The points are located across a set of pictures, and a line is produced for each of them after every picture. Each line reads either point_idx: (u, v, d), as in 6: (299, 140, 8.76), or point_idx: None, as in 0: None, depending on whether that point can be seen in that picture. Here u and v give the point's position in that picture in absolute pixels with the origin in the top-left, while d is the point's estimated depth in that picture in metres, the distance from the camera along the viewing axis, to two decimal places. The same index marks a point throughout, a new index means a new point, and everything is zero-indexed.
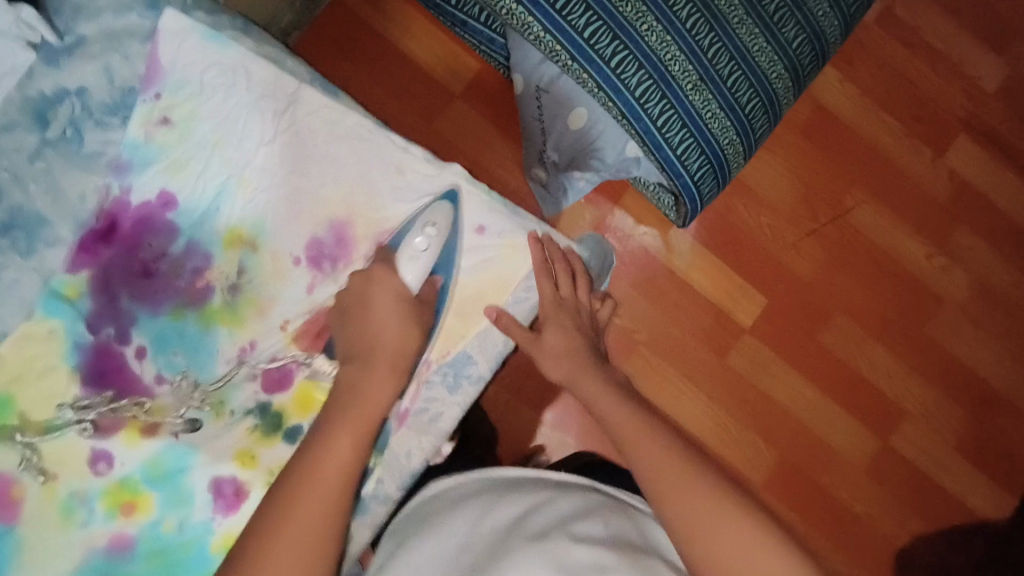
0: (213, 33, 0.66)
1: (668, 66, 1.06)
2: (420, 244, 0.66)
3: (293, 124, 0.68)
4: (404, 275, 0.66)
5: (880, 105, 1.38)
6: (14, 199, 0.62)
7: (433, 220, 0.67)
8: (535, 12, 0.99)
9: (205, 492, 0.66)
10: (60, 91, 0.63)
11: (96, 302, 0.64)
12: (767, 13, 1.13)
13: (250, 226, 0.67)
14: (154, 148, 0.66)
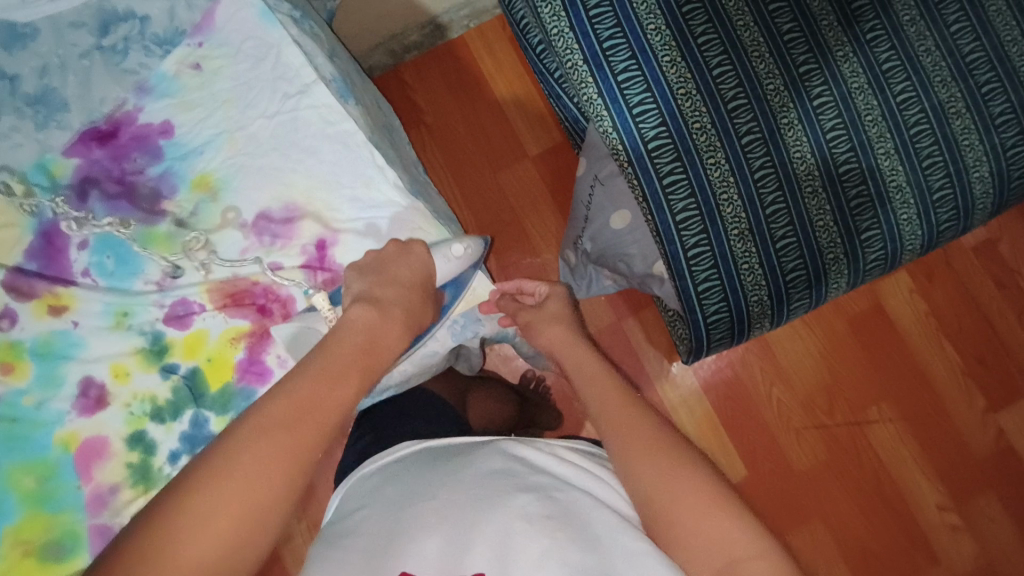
0: (268, 13, 0.74)
1: (720, 204, 1.00)
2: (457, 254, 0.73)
3: (295, 109, 0.75)
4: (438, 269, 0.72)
5: (943, 329, 1.23)
6: (51, 82, 0.73)
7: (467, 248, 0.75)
8: (610, 107, 0.98)
9: (73, 388, 0.71)
10: (128, 13, 0.74)
11: (70, 189, 0.72)
12: (847, 195, 1.03)
13: (218, 177, 0.74)
14: (177, 85, 0.75)
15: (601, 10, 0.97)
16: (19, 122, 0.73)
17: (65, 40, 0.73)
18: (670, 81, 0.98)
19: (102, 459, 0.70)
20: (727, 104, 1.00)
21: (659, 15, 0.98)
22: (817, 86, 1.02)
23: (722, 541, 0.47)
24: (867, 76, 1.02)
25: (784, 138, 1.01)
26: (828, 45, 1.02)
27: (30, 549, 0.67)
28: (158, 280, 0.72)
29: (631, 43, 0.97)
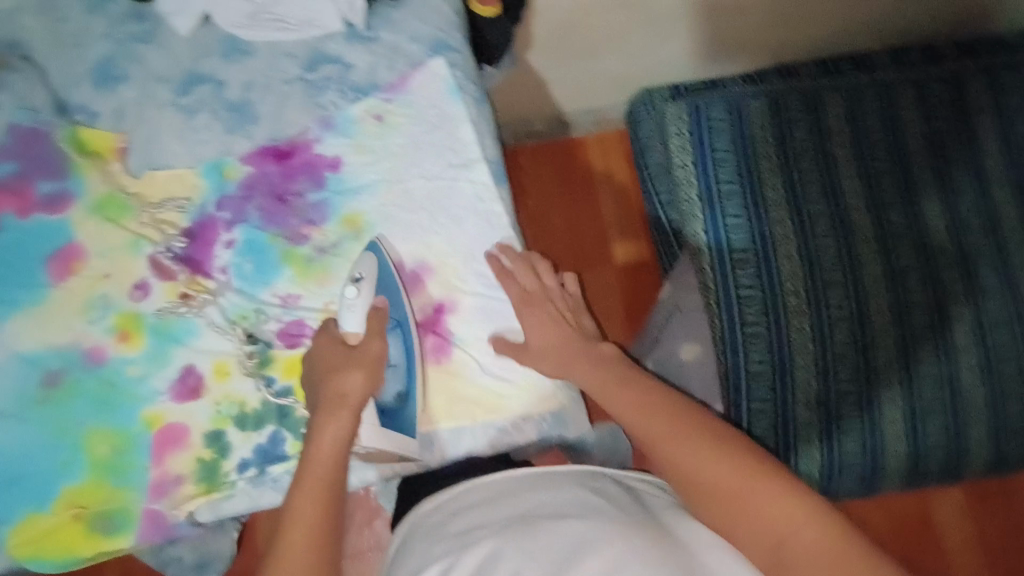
0: (456, 91, 0.81)
1: (794, 366, 1.03)
2: (354, 293, 0.71)
3: (453, 180, 0.79)
4: (344, 323, 0.71)
5: (991, 565, 1.18)
6: (251, 95, 0.81)
7: (361, 271, 0.73)
8: (712, 246, 1.08)
9: (175, 371, 0.74)
10: (336, 58, 0.82)
11: (236, 192, 0.79)
12: (922, 398, 1.02)
13: (366, 219, 0.79)
14: (358, 129, 0.81)
15: (727, 158, 1.11)
16: (213, 121, 0.80)
17: (276, 66, 0.82)
18: (772, 236, 1.07)
19: (176, 447, 0.72)
20: (824, 276, 1.04)
21: (778, 178, 1.09)
22: (913, 285, 1.04)
23: (778, 523, 0.54)
24: (963, 290, 1.04)
25: (871, 323, 1.03)
26: (932, 251, 1.05)
27: (85, 514, 0.70)
28: (284, 295, 0.76)
29: (744, 193, 1.09)
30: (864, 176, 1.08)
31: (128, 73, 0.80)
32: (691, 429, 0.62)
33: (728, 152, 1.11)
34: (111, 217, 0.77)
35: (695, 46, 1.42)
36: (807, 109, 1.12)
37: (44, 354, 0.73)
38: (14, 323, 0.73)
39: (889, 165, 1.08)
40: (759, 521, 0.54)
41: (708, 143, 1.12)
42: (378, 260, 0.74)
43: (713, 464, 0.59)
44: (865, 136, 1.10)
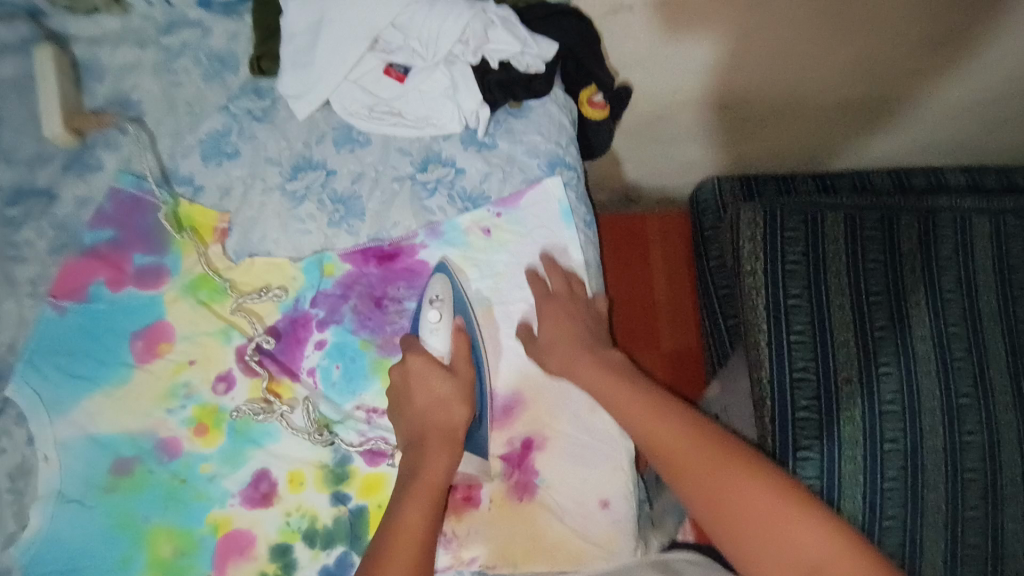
0: (570, 214, 0.79)
1: (842, 496, 0.97)
2: (437, 316, 0.71)
3: None
4: (428, 344, 0.71)
5: None
6: (360, 188, 0.78)
7: (438, 293, 0.73)
8: (773, 358, 1.02)
9: (248, 474, 0.71)
10: (450, 161, 0.80)
11: (333, 290, 0.77)
12: (965, 542, 0.98)
13: None
14: (464, 241, 0.79)
15: (797, 269, 1.07)
16: (318, 212, 0.78)
17: (388, 160, 0.79)
18: (836, 360, 1.01)
19: (241, 557, 0.69)
20: (883, 405, 0.99)
21: (846, 295, 1.05)
22: (969, 425, 1.00)
23: (793, 550, 0.54)
24: (1016, 434, 1.00)
25: (924, 460, 0.98)
26: (994, 389, 1.02)
27: None
28: (370, 406, 0.74)
29: (812, 311, 1.04)
30: (932, 306, 1.05)
31: (238, 150, 0.78)
32: (691, 436, 0.61)
33: (799, 262, 1.07)
34: (204, 301, 0.74)
35: (773, 146, 1.44)
36: (881, 229, 1.09)
37: (118, 439, 0.70)
38: (93, 403, 0.71)
39: (957, 297, 1.05)
40: (771, 547, 0.54)
41: (781, 253, 1.08)
42: (452, 285, 0.74)
43: (725, 485, 0.57)
44: (937, 263, 1.07)
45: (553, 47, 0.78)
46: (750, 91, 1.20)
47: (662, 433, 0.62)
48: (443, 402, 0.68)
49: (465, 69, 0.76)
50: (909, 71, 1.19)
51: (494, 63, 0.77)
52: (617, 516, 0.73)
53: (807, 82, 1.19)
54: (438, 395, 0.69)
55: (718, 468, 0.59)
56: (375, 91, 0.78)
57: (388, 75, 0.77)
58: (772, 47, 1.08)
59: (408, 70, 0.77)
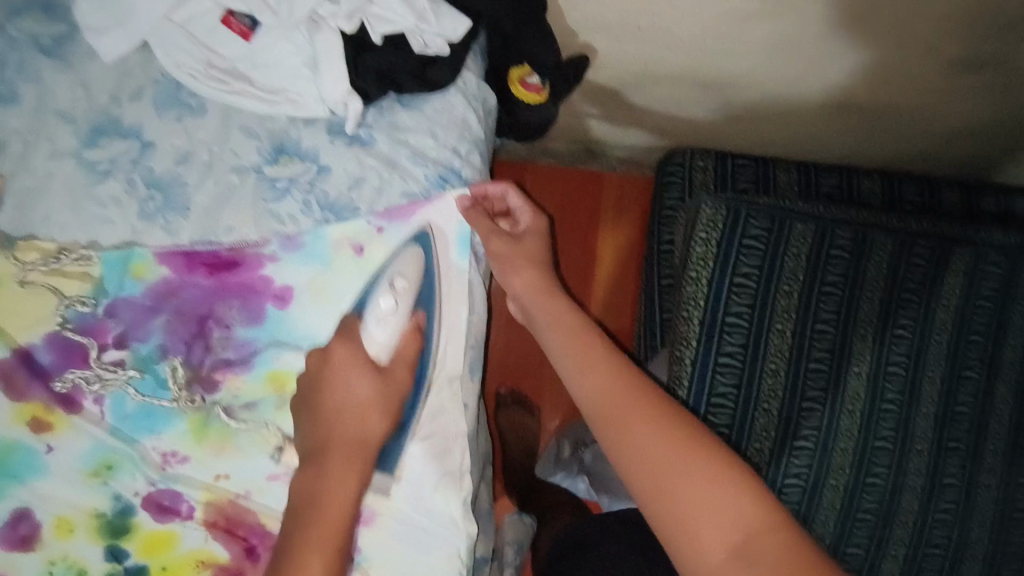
0: (467, 245, 0.63)
1: None
2: (390, 306, 0.59)
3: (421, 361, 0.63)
4: (369, 338, 0.59)
5: None
6: (184, 172, 0.60)
7: (403, 274, 0.60)
8: (694, 381, 0.93)
9: (5, 513, 0.59)
10: (310, 152, 0.61)
11: (141, 300, 0.60)
12: None
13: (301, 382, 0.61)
14: (329, 258, 0.61)
15: (746, 285, 0.94)
16: (124, 196, 0.60)
17: (226, 139, 0.60)
18: (761, 389, 0.93)
19: None
20: (795, 442, 0.93)
21: (790, 319, 0.94)
22: (877, 468, 0.93)
23: (723, 510, 0.52)
24: (922, 481, 0.94)
25: (820, 499, 0.93)
26: (911, 433, 0.94)
27: None
28: (167, 453, 0.60)
29: (750, 333, 0.93)
30: (883, 341, 0.93)
31: (16, 92, 0.59)
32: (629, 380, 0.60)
33: (750, 276, 0.94)
34: None
35: (763, 129, 1.23)
36: (852, 246, 0.94)
37: None
38: None
39: (908, 334, 0.93)
40: (703, 511, 0.52)
41: (733, 263, 0.93)
42: (427, 258, 0.62)
43: (657, 436, 0.56)
44: (899, 293, 0.94)
45: (464, 26, 0.59)
46: (739, 76, 0.98)
47: (591, 364, 0.61)
48: (361, 409, 0.57)
49: (332, 36, 0.57)
50: (926, 88, 1.00)
51: (376, 38, 0.58)
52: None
53: (807, 80, 0.99)
54: (357, 397, 0.57)
55: (645, 414, 0.57)
56: (211, 44, 0.59)
57: (229, 27, 0.59)
58: (768, 38, 0.86)
59: (256, 23, 0.59)
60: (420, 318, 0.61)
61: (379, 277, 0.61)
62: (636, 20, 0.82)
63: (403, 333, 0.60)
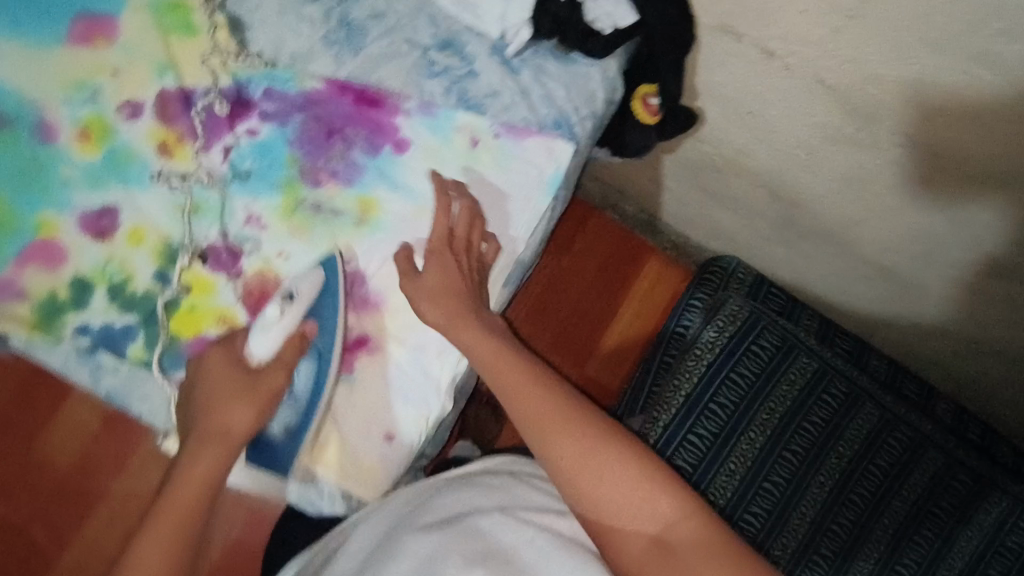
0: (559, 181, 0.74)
1: None
2: (536, 159, 0.74)
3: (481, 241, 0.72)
4: (518, 157, 0.74)
5: None
6: (371, 25, 0.74)
7: (551, 151, 0.74)
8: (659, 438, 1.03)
9: (98, 203, 0.69)
10: (469, 57, 0.74)
11: (294, 97, 0.72)
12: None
13: (381, 211, 0.71)
14: (450, 138, 0.73)
15: (738, 382, 1.04)
16: (319, 20, 0.73)
17: (413, 17, 0.74)
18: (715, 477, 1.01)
19: (45, 267, 0.67)
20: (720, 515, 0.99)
21: (765, 433, 1.02)
22: None
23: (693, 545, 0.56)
24: None
25: None
26: None
27: None
28: (252, 216, 0.70)
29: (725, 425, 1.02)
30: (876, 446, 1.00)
31: None
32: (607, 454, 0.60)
33: (745, 377, 1.04)
34: (165, 25, 0.71)
35: (799, 272, 1.25)
36: (842, 400, 1.02)
37: (6, 90, 0.69)
38: (7, 52, 0.69)
39: (898, 447, 0.99)
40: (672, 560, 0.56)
41: (734, 359, 1.05)
42: (572, 156, 0.75)
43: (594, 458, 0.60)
44: (897, 409, 1.01)
45: (630, 19, 0.71)
46: (809, 201, 1.03)
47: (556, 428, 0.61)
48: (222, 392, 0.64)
49: None
50: None
51: None
52: (389, 454, 0.68)
53: (857, 241, 1.05)
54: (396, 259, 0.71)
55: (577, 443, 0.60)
56: None
57: None
58: (845, 170, 0.92)
59: None
60: (307, 328, 0.67)
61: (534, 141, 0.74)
62: (750, 101, 0.90)
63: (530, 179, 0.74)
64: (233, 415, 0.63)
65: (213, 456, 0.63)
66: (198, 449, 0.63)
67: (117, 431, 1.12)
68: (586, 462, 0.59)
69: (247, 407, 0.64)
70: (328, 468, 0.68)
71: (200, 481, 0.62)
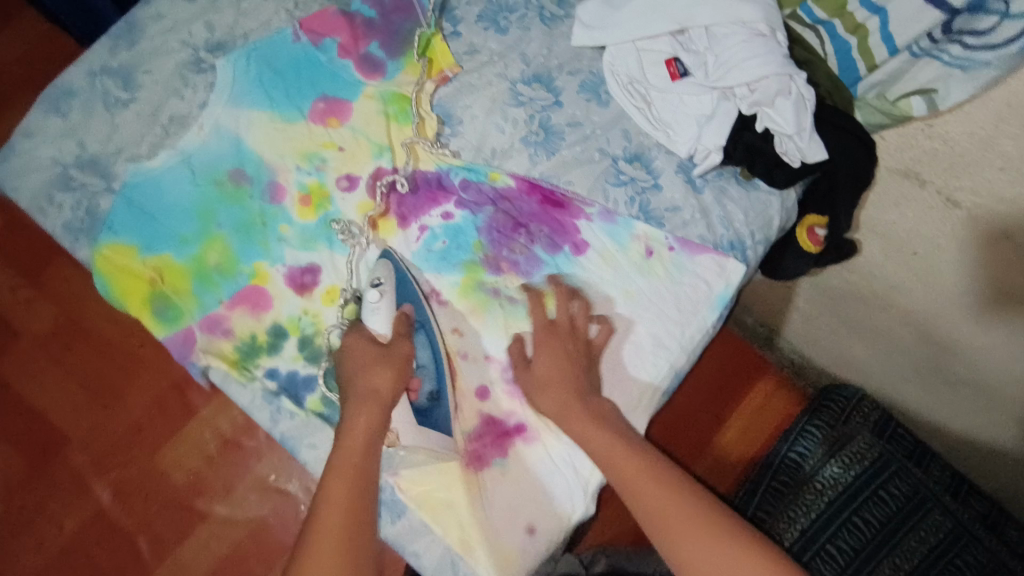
0: (725, 303, 0.76)
1: None
2: (705, 276, 0.76)
3: (643, 348, 0.74)
4: (687, 271, 0.76)
5: None
6: (568, 132, 0.80)
7: (721, 269, 0.76)
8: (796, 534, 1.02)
9: (305, 260, 0.77)
10: (655, 172, 0.79)
11: (488, 190, 0.78)
12: None
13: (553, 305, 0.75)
14: (627, 244, 0.76)
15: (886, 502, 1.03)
16: (522, 122, 0.80)
17: (608, 130, 0.80)
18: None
19: (250, 311, 0.75)
20: None
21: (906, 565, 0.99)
22: None
23: None
24: None
25: None
26: None
27: (157, 285, 0.75)
28: (434, 291, 0.75)
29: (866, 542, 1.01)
30: None
31: (508, 29, 0.82)
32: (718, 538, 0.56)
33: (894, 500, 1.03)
34: (389, 113, 0.81)
35: None
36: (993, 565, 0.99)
37: (250, 152, 0.79)
38: (257, 118, 0.80)
39: None
40: None
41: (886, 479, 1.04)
42: (742, 278, 0.76)
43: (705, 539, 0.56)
44: None
45: (818, 157, 0.73)
46: (966, 352, 0.96)
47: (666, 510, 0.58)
48: (367, 363, 0.66)
49: (731, 110, 0.74)
50: None
51: (759, 126, 0.74)
52: (529, 548, 0.67)
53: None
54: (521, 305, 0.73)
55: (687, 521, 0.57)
56: (644, 70, 0.78)
57: (668, 65, 0.77)
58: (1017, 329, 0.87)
59: (686, 74, 0.77)
60: (405, 307, 0.71)
61: (704, 259, 0.76)
62: (918, 244, 0.89)
63: (699, 295, 0.75)
64: (375, 377, 0.65)
65: (366, 419, 0.63)
66: (354, 410, 0.64)
67: (229, 459, 1.08)
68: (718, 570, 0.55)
69: (387, 370, 0.66)
70: (468, 551, 0.67)
71: (362, 436, 0.62)
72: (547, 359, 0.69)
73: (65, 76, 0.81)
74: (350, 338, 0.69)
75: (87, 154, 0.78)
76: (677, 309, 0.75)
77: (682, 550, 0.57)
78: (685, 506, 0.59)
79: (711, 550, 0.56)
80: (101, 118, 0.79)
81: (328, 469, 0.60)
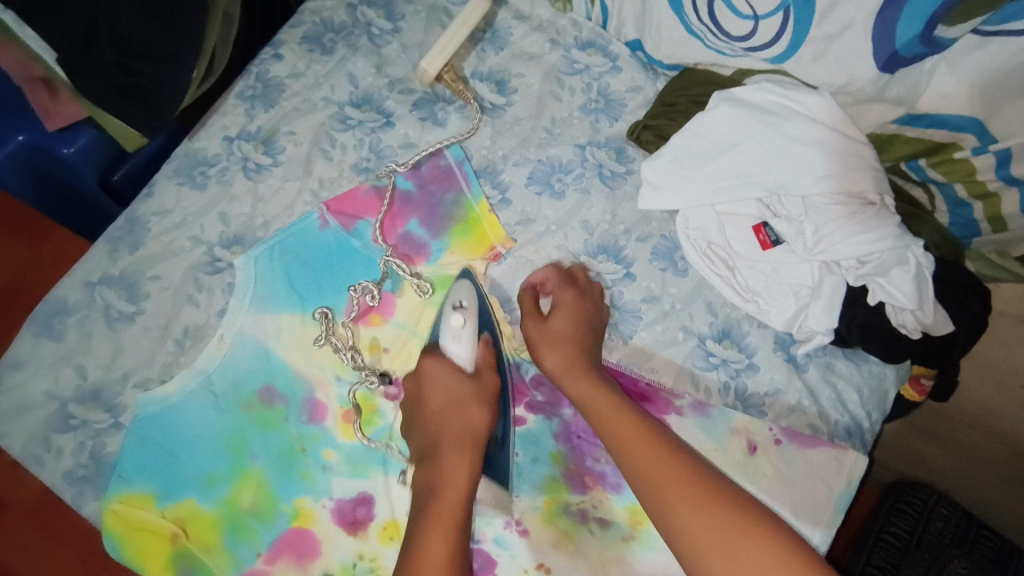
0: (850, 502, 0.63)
1: None
2: (823, 472, 0.64)
3: None
4: (799, 468, 0.64)
5: None
6: (644, 309, 0.70)
7: (840, 463, 0.64)
8: None
9: (353, 490, 0.66)
10: (748, 350, 0.68)
11: None
12: None
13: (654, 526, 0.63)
14: (723, 441, 0.65)
15: None
16: None
17: (689, 304, 0.70)
18: None
19: (296, 561, 0.63)
20: None
21: None
22: None
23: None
24: None
25: None
26: None
27: (181, 541, 0.64)
28: (514, 517, 0.65)
29: None
30: None
31: (563, 193, 0.73)
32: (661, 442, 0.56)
33: None
34: (438, 302, 0.70)
35: None
36: None
37: (279, 364, 0.68)
38: (286, 323, 0.69)
39: None
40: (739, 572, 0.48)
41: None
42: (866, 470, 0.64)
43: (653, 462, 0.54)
44: None
45: (945, 329, 0.64)
46: None
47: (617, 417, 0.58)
48: (459, 401, 0.60)
49: (837, 284, 0.65)
50: None
51: (871, 300, 0.64)
52: None
53: None
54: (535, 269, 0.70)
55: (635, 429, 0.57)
56: (725, 237, 0.69)
57: (756, 232, 0.68)
58: None
59: (778, 241, 0.67)
60: (486, 335, 0.64)
61: (816, 453, 0.64)
62: None
63: (818, 497, 0.63)
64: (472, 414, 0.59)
65: (458, 461, 0.56)
66: (449, 459, 0.56)
67: None
68: (674, 497, 0.52)
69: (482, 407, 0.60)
70: None
71: (462, 485, 0.54)
72: (563, 315, 0.64)
73: (57, 288, 0.71)
74: (428, 368, 0.62)
75: (89, 385, 0.68)
76: (794, 518, 0.62)
77: (602, 415, 0.59)
78: (627, 412, 0.58)
79: (644, 442, 0.56)
80: (104, 338, 0.69)
81: (422, 519, 0.52)
